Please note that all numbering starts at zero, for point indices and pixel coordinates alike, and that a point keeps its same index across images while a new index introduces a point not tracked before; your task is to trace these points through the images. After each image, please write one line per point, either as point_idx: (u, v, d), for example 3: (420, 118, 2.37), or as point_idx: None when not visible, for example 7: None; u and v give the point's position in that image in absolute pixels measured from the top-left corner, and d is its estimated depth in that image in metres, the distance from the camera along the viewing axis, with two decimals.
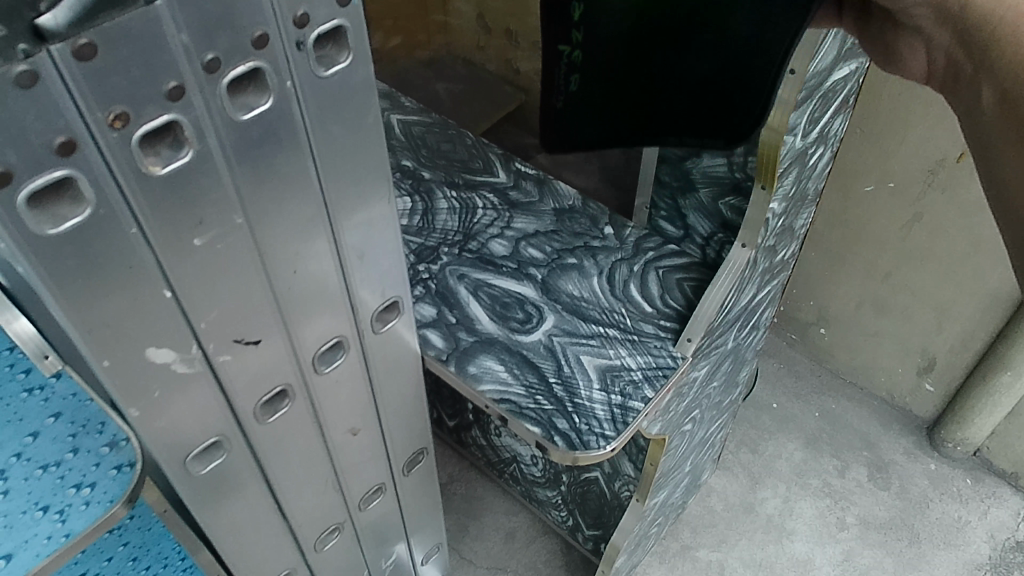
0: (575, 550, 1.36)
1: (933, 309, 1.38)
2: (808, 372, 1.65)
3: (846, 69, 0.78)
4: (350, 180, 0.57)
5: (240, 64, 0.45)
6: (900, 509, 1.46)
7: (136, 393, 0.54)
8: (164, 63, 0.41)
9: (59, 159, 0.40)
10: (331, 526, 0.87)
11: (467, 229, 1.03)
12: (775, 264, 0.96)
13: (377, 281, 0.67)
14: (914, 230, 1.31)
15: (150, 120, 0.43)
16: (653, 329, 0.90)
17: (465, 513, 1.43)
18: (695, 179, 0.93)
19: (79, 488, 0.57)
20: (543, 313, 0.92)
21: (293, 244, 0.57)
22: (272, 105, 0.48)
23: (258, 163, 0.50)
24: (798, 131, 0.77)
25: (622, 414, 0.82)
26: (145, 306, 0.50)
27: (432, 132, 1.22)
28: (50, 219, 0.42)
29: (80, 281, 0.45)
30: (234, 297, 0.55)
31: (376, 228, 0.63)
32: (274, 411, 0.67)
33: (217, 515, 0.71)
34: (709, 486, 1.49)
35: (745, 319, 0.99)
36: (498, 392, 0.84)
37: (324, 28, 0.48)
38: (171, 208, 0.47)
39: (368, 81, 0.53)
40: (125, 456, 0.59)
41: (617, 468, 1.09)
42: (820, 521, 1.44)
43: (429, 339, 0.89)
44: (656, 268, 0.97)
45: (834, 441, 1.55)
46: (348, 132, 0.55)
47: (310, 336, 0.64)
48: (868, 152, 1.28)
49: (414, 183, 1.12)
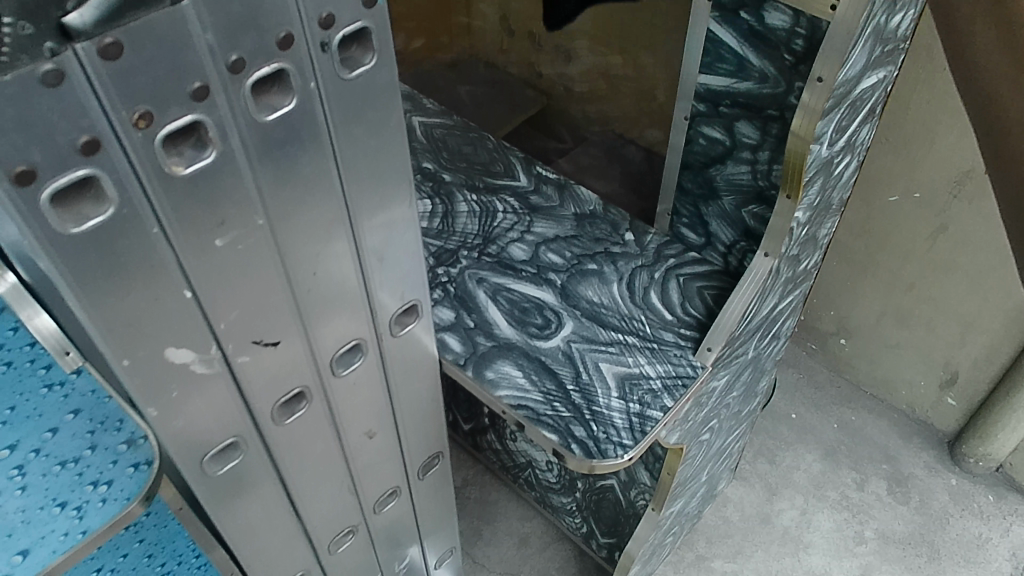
0: (588, 557, 1.36)
1: (957, 322, 1.36)
2: (827, 382, 1.64)
3: (876, 77, 0.77)
4: (372, 182, 0.57)
5: (264, 66, 0.45)
6: (919, 524, 1.44)
7: (155, 393, 0.54)
8: (189, 63, 0.41)
9: (82, 158, 0.40)
10: (346, 529, 0.87)
11: (486, 232, 1.03)
12: (798, 274, 0.95)
13: (396, 283, 0.66)
14: (940, 241, 1.29)
15: (174, 120, 0.42)
16: (673, 337, 0.89)
17: (479, 517, 1.42)
18: (719, 187, 0.91)
19: (95, 485, 0.57)
20: (562, 319, 0.92)
21: (314, 245, 0.56)
22: (296, 106, 0.48)
23: (280, 165, 0.50)
24: (824, 140, 0.76)
25: (641, 423, 0.81)
26: (166, 306, 0.50)
27: (454, 135, 1.23)
28: (72, 218, 0.42)
29: (102, 280, 0.45)
30: (254, 298, 0.55)
31: (397, 230, 0.62)
32: (291, 413, 0.67)
33: (233, 515, 0.71)
34: (725, 496, 1.48)
35: (766, 329, 0.98)
36: (516, 398, 0.84)
37: (349, 29, 0.48)
38: (192, 208, 0.47)
39: (391, 83, 0.53)
40: (144, 454, 0.58)
41: (633, 477, 1.08)
42: (837, 534, 1.43)
43: (447, 343, 0.89)
44: (676, 275, 0.96)
45: (853, 454, 1.53)
46: (371, 134, 0.54)
47: (329, 338, 0.64)
48: (893, 162, 1.27)
49: (434, 185, 1.13)
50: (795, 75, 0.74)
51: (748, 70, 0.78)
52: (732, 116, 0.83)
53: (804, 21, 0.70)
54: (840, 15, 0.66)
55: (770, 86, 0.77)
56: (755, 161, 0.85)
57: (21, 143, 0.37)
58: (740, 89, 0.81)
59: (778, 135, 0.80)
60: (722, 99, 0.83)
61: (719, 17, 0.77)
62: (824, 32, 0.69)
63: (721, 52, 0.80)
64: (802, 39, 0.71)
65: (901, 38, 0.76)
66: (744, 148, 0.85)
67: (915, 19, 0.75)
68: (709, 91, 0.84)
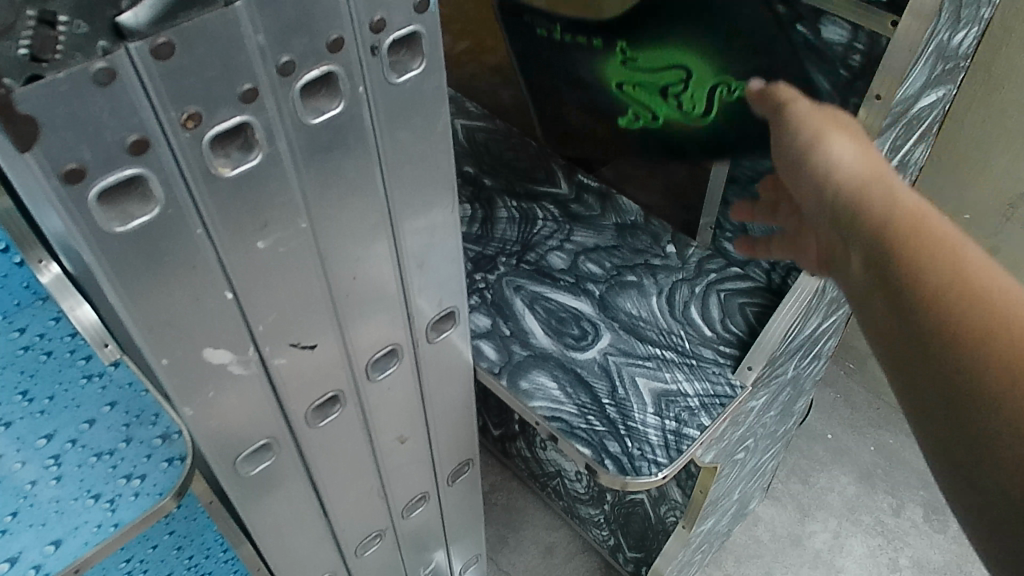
0: (614, 571, 1.34)
1: None
2: (865, 404, 1.60)
3: (934, 95, 0.75)
4: (415, 187, 0.57)
5: (314, 69, 0.44)
6: (957, 554, 1.40)
7: (190, 392, 0.54)
8: (240, 65, 0.41)
9: (131, 157, 0.40)
10: (373, 533, 0.86)
11: (524, 240, 1.03)
12: (843, 294, 0.93)
13: (435, 290, 0.66)
14: None
15: (222, 121, 0.42)
16: (712, 354, 0.87)
17: (505, 524, 1.41)
18: (765, 202, 0.90)
19: (130, 479, 0.64)
20: (599, 331, 0.91)
21: (355, 249, 0.56)
22: (343, 110, 0.47)
23: (325, 167, 0.50)
24: (878, 159, 0.74)
25: (676, 441, 0.79)
26: (206, 306, 0.50)
27: (496, 140, 1.23)
28: (118, 216, 0.42)
29: (145, 278, 0.45)
30: (293, 298, 0.55)
31: (437, 236, 0.62)
32: (325, 415, 0.67)
33: (262, 515, 0.71)
34: (755, 515, 1.45)
35: (807, 349, 0.96)
36: (550, 410, 0.83)
37: (399, 33, 0.48)
38: (237, 210, 0.47)
39: (439, 90, 0.52)
40: (176, 450, 0.65)
41: (664, 492, 1.06)
42: (871, 560, 1.39)
43: (482, 350, 0.88)
44: (717, 290, 0.94)
45: (890, 477, 1.50)
46: (417, 140, 0.54)
47: (365, 342, 0.63)
48: (944, 182, 1.24)
49: (474, 190, 1.13)
50: (850, 91, 0.72)
51: (801, 84, 0.77)
52: None
53: (862, 36, 0.68)
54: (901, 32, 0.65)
55: (823, 102, 0.75)
56: None
57: (72, 141, 0.37)
58: None
59: None
60: None
61: (773, 30, 0.76)
62: (884, 49, 0.67)
63: (774, 65, 0.78)
64: (860, 55, 0.70)
65: (962, 56, 0.74)
66: None
67: (977, 37, 0.73)
68: None
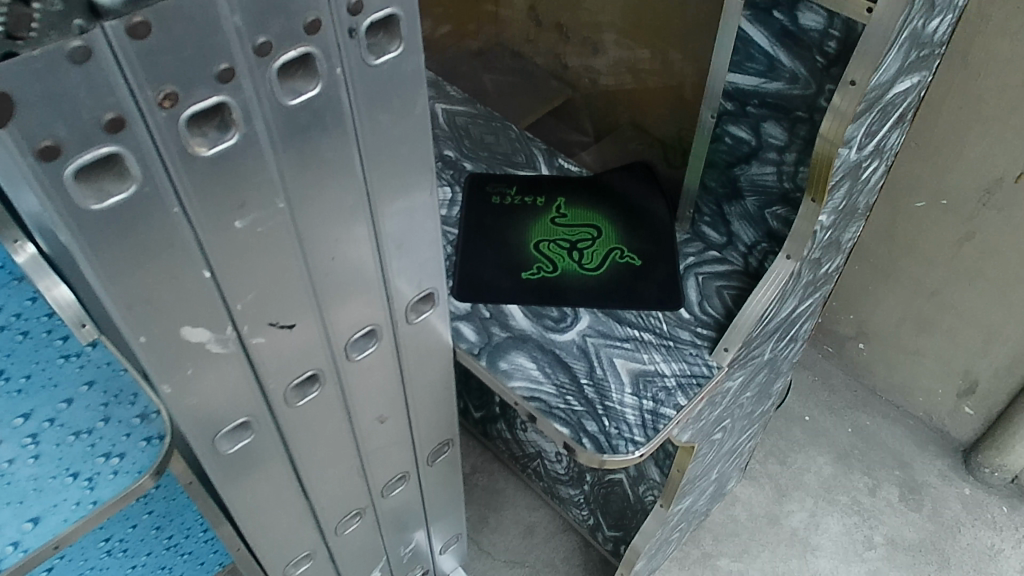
0: (594, 549, 1.36)
1: (980, 331, 1.35)
2: (843, 387, 1.63)
3: (909, 82, 0.76)
4: (393, 169, 0.57)
5: (292, 50, 0.45)
6: (930, 532, 1.43)
7: (169, 370, 0.55)
8: (216, 45, 0.41)
9: (107, 136, 0.40)
10: (353, 511, 0.87)
11: (503, 223, 1.04)
12: (820, 277, 0.94)
13: (413, 272, 0.66)
14: (965, 249, 1.28)
15: (199, 100, 0.42)
16: (689, 336, 0.89)
17: (487, 505, 1.43)
18: (743, 186, 0.91)
19: (110, 458, 0.65)
20: (579, 314, 0.92)
21: (333, 230, 0.57)
22: (320, 91, 0.48)
23: (303, 149, 0.50)
24: (853, 144, 0.75)
25: (653, 420, 0.81)
26: (184, 286, 0.50)
27: (477, 124, 1.23)
28: (95, 194, 0.42)
29: (122, 255, 0.45)
30: (272, 278, 0.55)
31: (416, 219, 0.62)
32: (304, 395, 0.67)
33: (242, 492, 0.71)
34: (734, 495, 1.47)
35: (784, 331, 0.97)
36: (529, 390, 0.84)
37: (377, 15, 0.48)
38: (214, 190, 0.47)
39: (417, 72, 0.53)
40: (155, 429, 0.67)
41: (642, 472, 1.08)
42: (846, 538, 1.42)
43: (462, 332, 0.89)
44: (696, 274, 0.96)
45: (866, 458, 1.53)
46: (395, 122, 0.54)
47: (344, 322, 0.64)
48: (921, 168, 1.26)
49: (455, 173, 1.14)
50: (827, 77, 0.73)
51: (779, 70, 0.77)
52: (759, 116, 0.82)
53: (838, 23, 0.69)
54: (876, 19, 0.65)
55: (801, 87, 0.76)
56: (781, 162, 0.83)
57: (47, 119, 0.37)
58: (770, 89, 0.80)
59: (806, 137, 0.79)
60: (750, 98, 0.82)
61: (751, 16, 0.76)
62: (860, 35, 0.68)
63: (751, 51, 0.79)
64: (836, 41, 0.70)
65: (936, 43, 0.75)
66: (771, 149, 0.84)
67: (951, 24, 0.74)
68: (737, 89, 0.83)
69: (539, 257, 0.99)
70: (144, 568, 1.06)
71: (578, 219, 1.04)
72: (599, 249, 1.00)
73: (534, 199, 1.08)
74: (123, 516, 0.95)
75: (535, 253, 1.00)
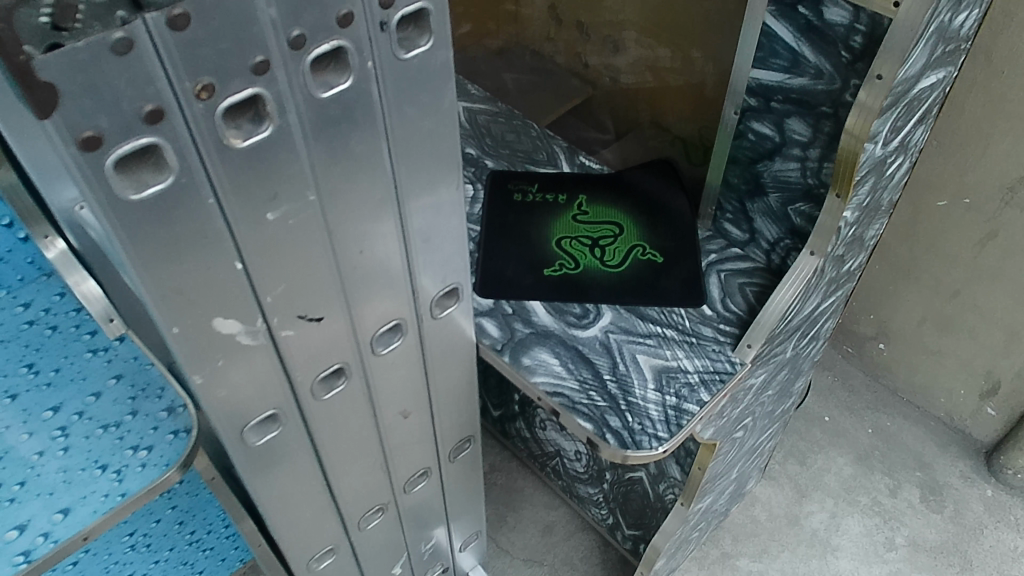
0: (612, 549, 1.36)
1: (1003, 331, 1.34)
2: (863, 387, 1.62)
3: (935, 77, 0.76)
4: (421, 163, 0.57)
5: (325, 43, 0.45)
6: (952, 534, 1.42)
7: (200, 362, 0.55)
8: (253, 37, 0.41)
9: (147, 126, 0.41)
10: (376, 506, 0.88)
11: (525, 220, 1.05)
12: (842, 274, 0.94)
13: (439, 268, 0.67)
14: (988, 248, 1.27)
15: (234, 92, 0.43)
16: (712, 332, 0.89)
17: (505, 504, 1.43)
18: (766, 183, 0.90)
19: (137, 451, 0.65)
20: (601, 310, 0.92)
21: (362, 224, 0.57)
22: (352, 84, 0.48)
23: (334, 142, 0.50)
24: (878, 139, 0.75)
25: (676, 416, 0.81)
26: (217, 277, 0.51)
27: (498, 122, 1.24)
28: (133, 185, 0.43)
29: (158, 245, 0.46)
30: (301, 270, 0.56)
31: (443, 213, 0.63)
32: (330, 388, 0.68)
33: (267, 485, 0.72)
34: (753, 495, 1.47)
35: (806, 329, 0.97)
36: (552, 386, 0.84)
37: (408, 9, 0.48)
38: (247, 181, 0.48)
39: (445, 66, 0.53)
40: (182, 423, 0.67)
41: (663, 470, 1.09)
42: (866, 539, 1.41)
43: (485, 328, 0.90)
44: (718, 271, 0.96)
45: (886, 459, 1.52)
46: (423, 116, 0.54)
47: (370, 316, 0.64)
48: (943, 166, 1.25)
49: (477, 171, 1.14)
50: (852, 72, 0.73)
51: (803, 65, 0.77)
52: (783, 112, 0.82)
53: (864, 17, 0.69)
54: (902, 13, 0.65)
55: (825, 83, 0.76)
56: (805, 158, 0.83)
57: (90, 109, 0.38)
58: (794, 85, 0.80)
59: (831, 133, 0.79)
60: (774, 94, 0.82)
61: (775, 12, 0.76)
62: (885, 30, 0.68)
63: (775, 46, 0.79)
64: (861, 36, 0.70)
65: (962, 38, 0.75)
66: (795, 145, 0.83)
67: (978, 18, 0.74)
68: (761, 85, 0.83)
69: (561, 254, 0.99)
70: (166, 564, 1.07)
71: (600, 216, 1.05)
72: (621, 246, 1.00)
73: (555, 196, 1.08)
74: (147, 511, 0.96)
75: (557, 250, 1.00)
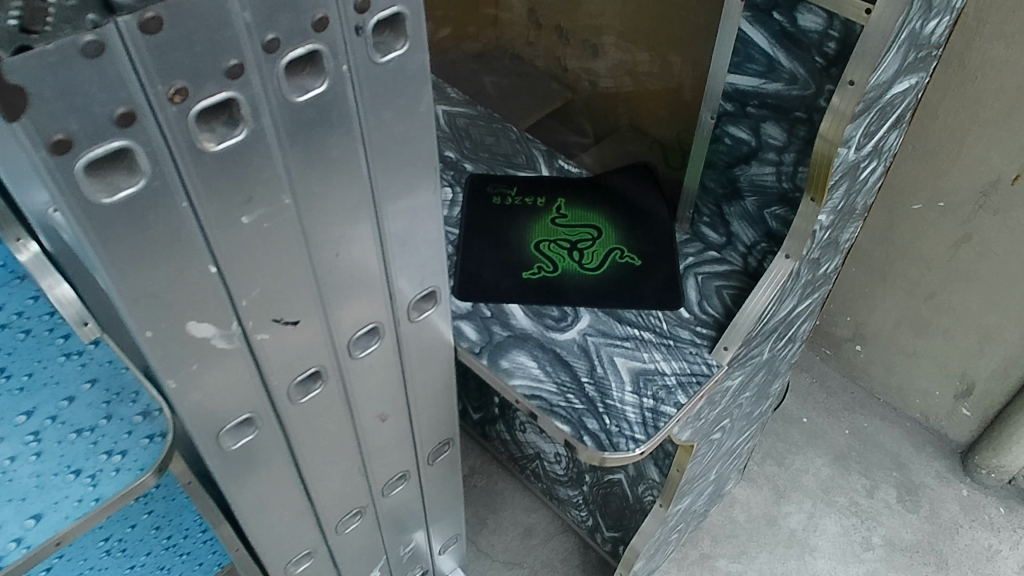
0: (592, 550, 1.36)
1: (977, 333, 1.35)
2: (840, 388, 1.64)
3: (907, 83, 0.77)
4: (398, 166, 0.57)
5: (299, 46, 0.45)
6: (928, 533, 1.44)
7: (175, 366, 0.55)
8: (226, 40, 0.41)
9: (118, 130, 0.40)
10: (354, 510, 0.87)
11: (504, 223, 1.05)
12: (818, 277, 0.95)
13: (416, 271, 0.67)
14: (963, 251, 1.29)
15: (208, 96, 0.43)
16: (689, 335, 0.89)
17: (485, 506, 1.43)
18: (742, 186, 0.91)
19: (112, 455, 0.65)
20: (579, 313, 0.92)
21: (338, 228, 0.57)
22: (327, 88, 0.48)
23: (309, 146, 0.50)
24: (852, 144, 0.76)
25: (654, 418, 0.81)
26: (190, 280, 0.51)
27: (477, 125, 1.24)
28: (105, 188, 0.43)
29: (131, 249, 0.46)
30: (275, 274, 0.56)
31: (420, 216, 0.62)
32: (306, 392, 0.68)
33: (243, 489, 0.71)
34: (732, 496, 1.48)
35: (782, 331, 0.98)
36: (530, 388, 0.84)
37: (384, 14, 0.48)
38: (221, 185, 0.47)
39: (422, 69, 0.53)
40: (157, 427, 0.66)
41: (642, 471, 1.09)
42: (844, 539, 1.42)
43: (463, 331, 0.90)
44: (695, 274, 0.96)
45: (863, 460, 1.53)
46: (400, 119, 0.54)
47: (347, 320, 0.64)
48: (918, 170, 1.26)
49: (456, 174, 1.14)
50: (826, 77, 0.74)
51: (778, 71, 0.78)
52: (759, 117, 0.83)
53: (837, 24, 0.70)
54: (875, 20, 0.66)
55: (800, 88, 0.77)
56: (780, 162, 0.84)
57: (60, 112, 0.38)
58: (769, 90, 0.80)
59: (805, 138, 0.80)
60: (750, 99, 0.83)
61: (751, 18, 0.77)
62: (858, 36, 0.69)
63: (751, 52, 0.79)
64: (835, 42, 0.71)
65: (934, 45, 0.76)
66: (770, 149, 0.84)
67: (949, 25, 0.75)
68: (736, 90, 0.84)
69: (540, 258, 0.99)
70: (143, 569, 1.06)
71: (579, 219, 1.05)
72: (599, 249, 1.00)
73: (534, 200, 1.09)
74: (123, 515, 0.95)
75: (535, 253, 1.00)
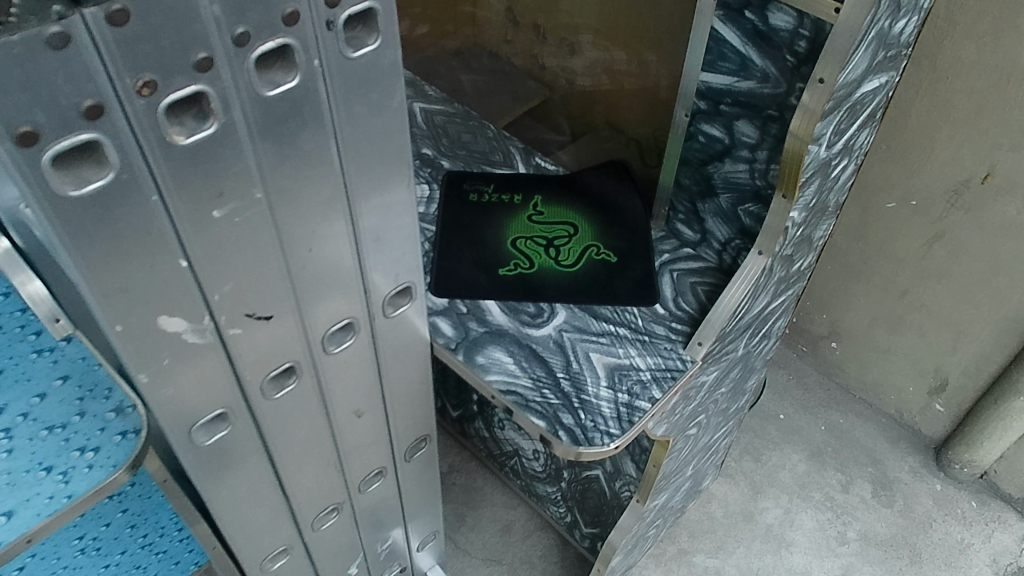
0: (571, 547, 1.37)
1: (949, 330, 1.37)
2: (816, 385, 1.65)
3: (877, 81, 0.78)
4: (370, 162, 0.57)
5: (270, 41, 0.45)
6: (902, 527, 1.45)
7: (145, 360, 0.55)
8: (194, 34, 0.41)
9: (86, 122, 0.40)
10: (330, 506, 0.87)
11: (480, 221, 1.05)
12: (791, 274, 0.96)
13: (391, 267, 0.67)
14: (935, 249, 1.30)
15: (177, 89, 0.43)
16: (664, 330, 0.90)
17: (464, 503, 1.43)
18: (716, 184, 0.92)
19: (84, 452, 0.64)
20: (555, 309, 0.93)
21: (311, 224, 0.57)
22: (299, 83, 0.48)
23: (281, 141, 0.50)
24: (823, 141, 0.77)
25: (628, 413, 0.82)
26: (161, 274, 0.51)
27: (454, 123, 1.24)
28: (72, 181, 0.42)
29: (99, 243, 0.46)
30: (247, 269, 0.56)
31: (394, 212, 0.63)
32: (281, 387, 0.68)
33: (217, 485, 0.71)
34: (709, 492, 1.49)
35: (757, 327, 0.99)
36: (505, 384, 0.85)
37: (355, 9, 0.48)
38: (191, 179, 0.47)
39: (394, 65, 0.53)
40: (131, 423, 0.66)
41: (618, 467, 1.10)
42: (819, 534, 1.44)
43: (439, 327, 0.90)
44: (671, 270, 0.97)
45: (839, 456, 1.55)
46: (373, 115, 0.55)
47: (321, 315, 0.64)
48: (891, 169, 1.28)
49: (433, 171, 1.14)
50: (797, 76, 0.75)
51: (751, 69, 0.79)
52: (732, 115, 0.84)
53: (807, 23, 0.71)
54: (843, 19, 0.67)
55: (771, 86, 0.78)
56: (753, 160, 0.85)
57: (26, 105, 0.37)
58: (741, 88, 0.81)
59: (777, 135, 0.81)
60: (723, 97, 0.84)
61: (723, 17, 0.78)
62: (828, 35, 0.70)
63: (723, 50, 0.80)
64: (806, 41, 0.72)
65: (903, 44, 0.77)
66: (743, 147, 0.85)
67: (918, 24, 0.76)
68: (710, 89, 0.85)
69: (516, 254, 1.00)
70: (117, 568, 1.06)
71: (555, 216, 1.06)
72: (575, 246, 1.01)
73: (511, 197, 1.09)
74: (98, 514, 0.95)
75: (512, 250, 1.01)
